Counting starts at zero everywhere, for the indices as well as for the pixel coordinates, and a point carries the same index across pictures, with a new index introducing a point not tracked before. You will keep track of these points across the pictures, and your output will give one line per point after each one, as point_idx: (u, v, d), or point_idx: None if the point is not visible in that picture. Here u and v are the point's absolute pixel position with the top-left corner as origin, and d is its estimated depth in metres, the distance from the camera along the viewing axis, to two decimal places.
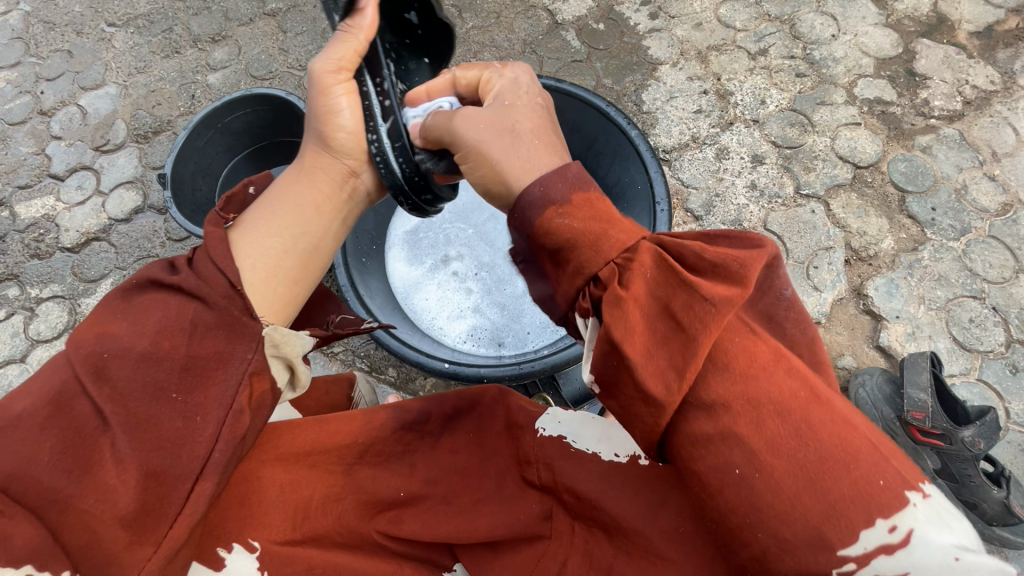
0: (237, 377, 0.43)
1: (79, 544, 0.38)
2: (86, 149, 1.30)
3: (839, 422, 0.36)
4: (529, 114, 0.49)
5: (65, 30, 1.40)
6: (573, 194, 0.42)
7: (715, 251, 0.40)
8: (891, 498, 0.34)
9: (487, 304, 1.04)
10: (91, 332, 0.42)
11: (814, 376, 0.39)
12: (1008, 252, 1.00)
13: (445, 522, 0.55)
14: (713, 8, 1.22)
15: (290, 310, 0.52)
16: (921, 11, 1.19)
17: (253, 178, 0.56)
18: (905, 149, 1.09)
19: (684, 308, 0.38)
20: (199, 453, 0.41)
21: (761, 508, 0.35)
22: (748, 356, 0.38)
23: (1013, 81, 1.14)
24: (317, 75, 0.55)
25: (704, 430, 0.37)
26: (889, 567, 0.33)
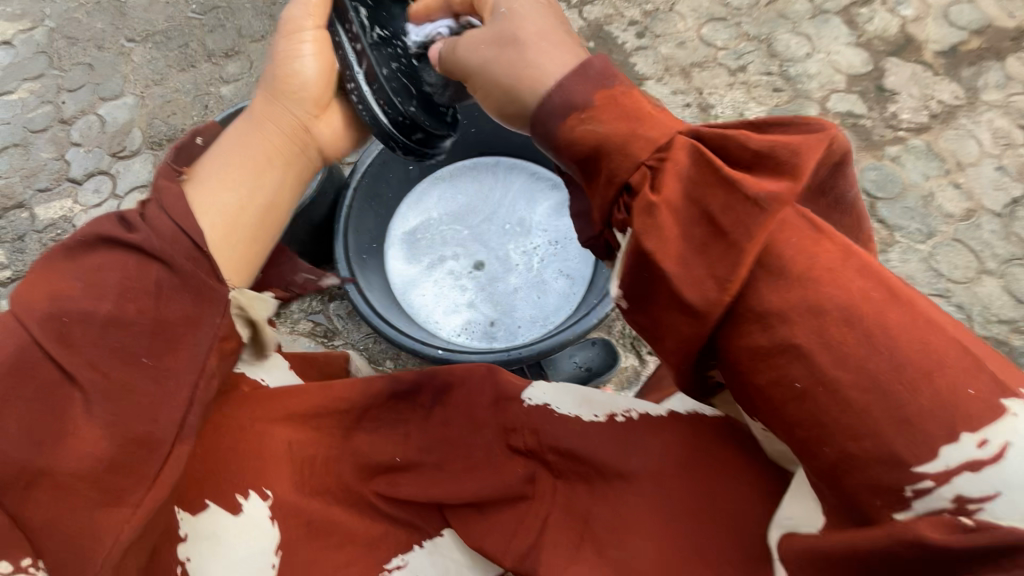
0: (207, 342, 0.48)
1: (46, 516, 0.40)
2: (104, 155, 1.38)
3: (920, 322, 0.34)
4: (524, 20, 0.49)
5: (87, 45, 1.48)
6: (596, 94, 0.43)
7: (761, 140, 0.39)
8: (980, 411, 0.32)
9: (481, 300, 1.10)
10: (41, 296, 0.43)
11: (891, 273, 0.36)
12: (972, 254, 1.07)
13: (432, 487, 0.60)
14: (695, 28, 1.30)
15: (254, 260, 0.55)
16: (889, 32, 1.28)
17: (201, 129, 0.58)
18: (875, 159, 1.16)
19: (723, 209, 0.37)
20: (174, 417, 0.45)
21: (829, 424, 0.34)
22: (807, 255, 0.35)
23: (976, 97, 1.21)
24: (286, 29, 0.61)
25: (760, 344, 0.36)
26: (974, 486, 0.32)
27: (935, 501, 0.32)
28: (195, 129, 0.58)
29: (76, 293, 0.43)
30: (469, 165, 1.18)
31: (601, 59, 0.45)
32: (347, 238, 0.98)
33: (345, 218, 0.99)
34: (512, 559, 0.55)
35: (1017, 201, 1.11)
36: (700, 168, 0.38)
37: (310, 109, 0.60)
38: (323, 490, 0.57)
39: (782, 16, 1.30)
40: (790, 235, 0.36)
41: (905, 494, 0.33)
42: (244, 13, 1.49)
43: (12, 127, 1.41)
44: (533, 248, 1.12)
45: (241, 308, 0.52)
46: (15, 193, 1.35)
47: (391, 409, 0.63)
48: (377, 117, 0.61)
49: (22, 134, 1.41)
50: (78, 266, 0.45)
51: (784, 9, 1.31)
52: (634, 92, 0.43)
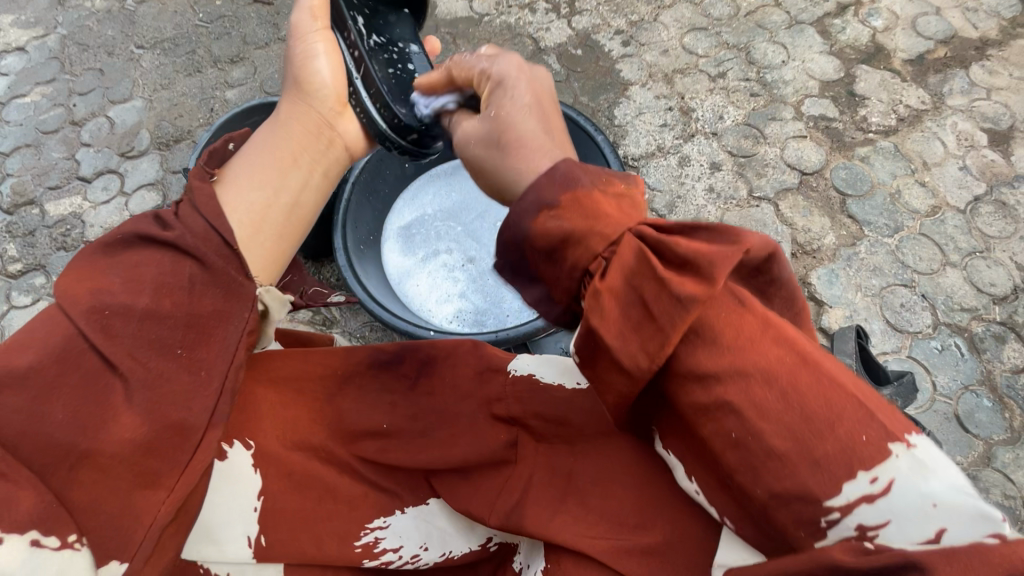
0: (236, 336, 0.51)
1: (91, 496, 0.43)
2: (113, 154, 1.44)
3: (829, 383, 0.35)
4: (518, 104, 0.49)
5: (98, 51, 1.55)
6: (562, 194, 0.42)
7: (688, 245, 0.39)
8: (872, 451, 0.33)
9: (473, 291, 1.15)
10: (83, 289, 0.46)
11: (803, 338, 0.38)
12: (937, 247, 1.14)
13: (421, 451, 0.63)
14: (678, 37, 1.38)
15: (279, 263, 0.57)
16: (860, 41, 1.35)
17: (233, 136, 0.60)
18: (846, 159, 1.23)
19: (655, 299, 0.38)
20: (207, 407, 0.48)
21: (755, 466, 0.36)
22: (734, 328, 0.37)
23: (941, 102, 1.28)
24: (298, 29, 0.65)
25: (699, 401, 0.38)
26: (872, 516, 0.33)
27: (842, 531, 0.34)
28: (226, 136, 0.60)
29: (116, 289, 0.46)
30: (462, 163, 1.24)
31: (568, 162, 0.44)
32: (346, 231, 1.04)
33: (346, 210, 1.05)
34: (499, 517, 0.58)
35: (979, 198, 1.18)
36: (640, 262, 0.39)
37: (332, 107, 0.63)
38: (305, 446, 0.62)
39: (760, 27, 1.38)
40: (718, 312, 0.38)
41: (819, 525, 0.34)
42: (249, 22, 1.56)
43: (25, 128, 1.48)
44: None
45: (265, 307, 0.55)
46: (27, 190, 1.41)
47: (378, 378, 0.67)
48: (380, 126, 0.65)
49: (34, 135, 1.47)
50: (116, 262, 0.48)
51: (762, 19, 1.39)
52: (597, 191, 0.42)
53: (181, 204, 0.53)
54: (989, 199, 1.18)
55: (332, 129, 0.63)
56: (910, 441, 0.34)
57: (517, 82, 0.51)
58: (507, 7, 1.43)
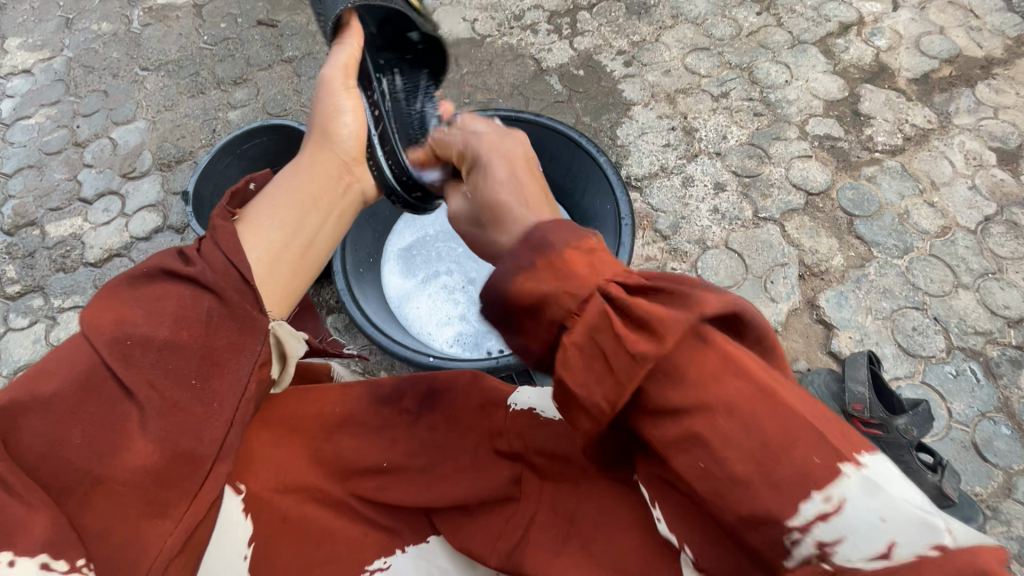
0: (249, 367, 0.49)
1: (99, 525, 0.41)
2: (115, 175, 1.44)
3: (785, 410, 0.33)
4: (493, 178, 0.50)
5: (103, 74, 1.56)
6: (538, 259, 0.40)
7: (642, 305, 0.36)
8: (821, 473, 0.32)
9: (473, 313, 1.13)
10: (108, 319, 0.44)
11: (760, 364, 0.35)
12: (948, 268, 1.11)
13: (422, 488, 0.60)
14: (680, 57, 1.37)
15: (290, 301, 0.56)
16: (864, 60, 1.34)
17: (255, 175, 0.59)
18: (852, 178, 1.21)
19: (614, 352, 0.36)
20: (218, 437, 0.47)
21: (722, 492, 0.33)
22: (696, 363, 0.34)
23: (948, 121, 1.27)
24: (326, 80, 0.66)
25: (670, 434, 0.35)
26: (828, 532, 0.31)
27: (803, 550, 0.32)
28: (248, 175, 0.58)
29: (139, 318, 0.44)
30: None
31: (546, 228, 0.42)
32: (345, 252, 1.01)
33: (347, 232, 1.03)
34: (499, 556, 0.54)
35: (990, 219, 1.16)
36: (602, 320, 0.36)
37: (353, 157, 0.63)
38: (299, 487, 0.58)
39: (762, 47, 1.38)
40: (680, 353, 0.35)
41: (782, 545, 0.33)
42: (253, 44, 1.57)
43: (29, 149, 1.48)
44: None
45: (277, 340, 0.53)
46: (28, 212, 1.41)
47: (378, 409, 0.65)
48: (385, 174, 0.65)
49: (38, 156, 1.47)
50: (141, 292, 0.46)
51: (764, 39, 1.39)
52: (568, 250, 0.39)
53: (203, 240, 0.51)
54: (1000, 219, 1.16)
55: (350, 172, 0.63)
56: (860, 461, 0.33)
57: (492, 160, 0.52)
58: (509, 29, 1.44)
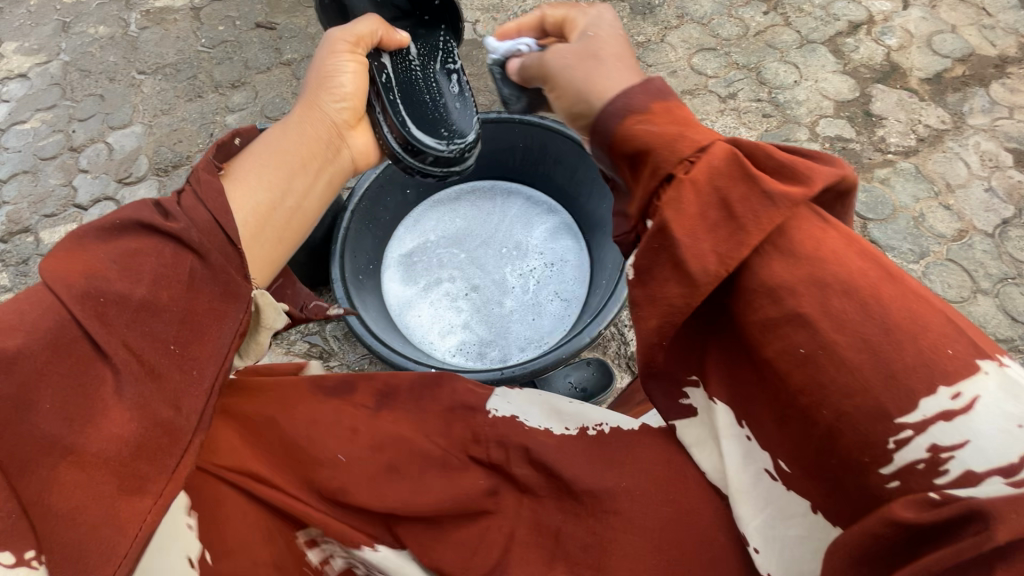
0: (231, 335, 0.47)
1: (69, 503, 0.38)
2: (111, 180, 1.41)
3: (913, 297, 0.39)
4: (611, 32, 0.57)
5: (99, 77, 1.54)
6: (653, 103, 0.48)
7: (784, 157, 0.43)
8: (959, 366, 0.36)
9: (476, 321, 1.10)
10: (75, 272, 0.41)
11: (891, 260, 0.41)
12: (966, 274, 1.10)
13: (417, 493, 0.56)
14: (686, 58, 1.34)
15: (273, 269, 0.56)
16: (875, 60, 1.31)
17: (241, 130, 0.59)
18: (865, 181, 1.18)
19: (741, 199, 0.41)
20: (197, 407, 0.44)
21: (823, 385, 0.39)
22: (815, 241, 0.40)
23: (962, 121, 1.24)
24: (331, 42, 0.67)
25: (771, 316, 0.40)
26: (948, 435, 0.36)
27: (913, 452, 0.37)
28: (235, 130, 0.58)
29: (112, 273, 0.42)
30: (466, 189, 1.22)
31: (661, 78, 0.50)
32: (344, 260, 0.98)
33: (345, 240, 1.00)
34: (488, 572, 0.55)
35: (1008, 221, 1.14)
36: (725, 163, 0.43)
37: (348, 120, 0.66)
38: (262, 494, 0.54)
39: (770, 46, 1.35)
40: (802, 226, 0.41)
41: (887, 447, 0.37)
42: (251, 47, 1.54)
43: (23, 155, 1.46)
44: (530, 270, 1.13)
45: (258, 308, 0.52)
46: (22, 218, 1.38)
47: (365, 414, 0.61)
48: (394, 150, 0.70)
49: (33, 162, 1.45)
50: (112, 245, 0.44)
51: (772, 39, 1.35)
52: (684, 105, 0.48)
53: (181, 194, 0.50)
54: (1018, 222, 1.14)
55: (343, 141, 0.65)
56: (1000, 364, 0.37)
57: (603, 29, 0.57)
58: None
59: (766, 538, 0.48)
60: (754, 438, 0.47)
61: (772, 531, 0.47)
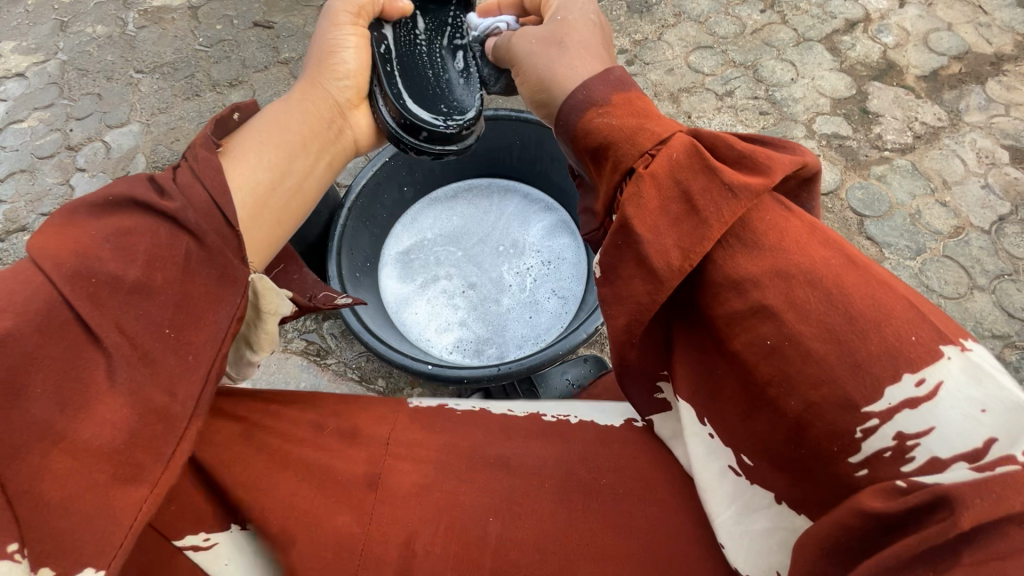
0: (228, 318, 0.47)
1: (64, 491, 0.37)
2: (108, 179, 1.41)
3: (874, 283, 0.39)
4: (585, 19, 0.57)
5: (97, 77, 1.54)
6: (614, 95, 0.49)
7: (746, 145, 0.44)
8: (924, 353, 0.36)
9: (473, 319, 1.10)
10: (66, 251, 0.41)
11: (854, 247, 0.42)
12: (963, 270, 1.10)
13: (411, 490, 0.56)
14: (683, 56, 1.34)
15: (272, 248, 0.56)
16: (872, 57, 1.31)
17: (240, 104, 0.58)
18: (862, 178, 1.19)
19: (702, 192, 0.42)
20: (193, 393, 0.44)
21: (789, 376, 0.39)
22: (779, 231, 0.41)
23: (959, 119, 1.24)
24: (332, 17, 0.67)
25: (737, 308, 0.41)
26: (913, 423, 0.36)
27: (880, 441, 0.37)
28: (233, 104, 0.57)
29: (106, 254, 0.42)
30: (464, 186, 1.22)
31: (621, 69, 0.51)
32: (341, 258, 0.98)
33: (343, 238, 1.00)
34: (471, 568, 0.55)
35: (1004, 218, 1.14)
36: (685, 156, 0.44)
37: (349, 99, 0.66)
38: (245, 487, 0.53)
39: (767, 44, 1.35)
40: (764, 215, 0.42)
41: (855, 437, 0.38)
42: (248, 46, 1.54)
43: (21, 154, 1.45)
44: (527, 269, 1.13)
45: (256, 293, 0.52)
46: (19, 217, 1.38)
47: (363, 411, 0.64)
48: (388, 124, 0.68)
49: (30, 160, 1.44)
50: (104, 224, 0.44)
51: (768, 37, 1.36)
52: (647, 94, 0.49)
53: (178, 169, 0.49)
54: (1015, 218, 1.14)
55: (343, 120, 0.66)
56: (964, 347, 0.37)
57: (577, 12, 0.58)
58: None
59: (730, 535, 0.49)
60: (716, 434, 0.48)
61: (738, 529, 0.49)
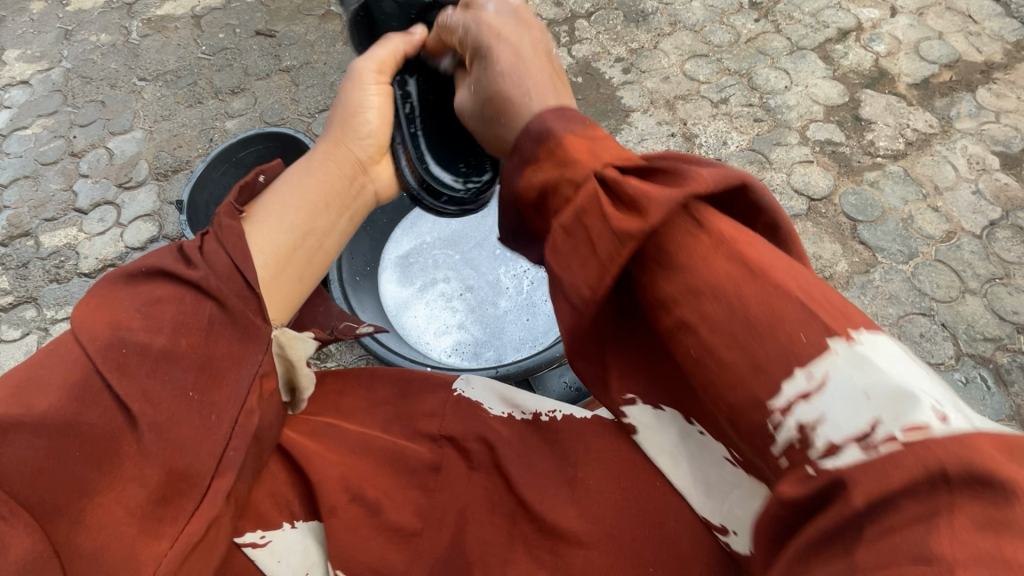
0: (248, 378, 0.49)
1: (98, 543, 0.40)
2: (110, 185, 1.43)
3: (774, 287, 0.37)
4: (494, 70, 0.54)
5: (100, 84, 1.56)
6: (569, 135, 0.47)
7: (634, 185, 0.41)
8: (809, 350, 0.35)
9: (471, 322, 1.11)
10: (102, 325, 0.44)
11: (758, 250, 0.38)
12: (954, 274, 1.12)
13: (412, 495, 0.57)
14: (679, 64, 1.37)
15: (290, 309, 0.57)
16: (864, 66, 1.34)
17: (265, 167, 0.61)
18: (855, 184, 1.21)
19: (599, 235, 0.41)
20: (215, 452, 0.46)
21: (710, 381, 0.38)
22: (682, 243, 0.39)
23: (950, 125, 1.26)
24: (357, 71, 0.65)
25: (666, 325, 0.40)
26: (808, 414, 0.35)
27: (786, 432, 0.36)
28: (259, 168, 0.60)
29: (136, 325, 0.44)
30: None
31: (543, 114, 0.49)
32: (342, 263, 1.01)
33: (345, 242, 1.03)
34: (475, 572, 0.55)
35: (994, 223, 1.16)
36: (589, 201, 0.42)
37: (371, 155, 0.65)
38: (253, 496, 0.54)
39: (760, 53, 1.37)
40: (669, 233, 0.39)
41: (767, 431, 0.37)
42: (251, 55, 1.57)
43: (24, 160, 1.47)
44: (523, 271, 1.14)
45: (281, 346, 0.54)
46: (23, 223, 1.40)
47: (371, 400, 0.64)
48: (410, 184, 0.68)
49: (34, 167, 1.46)
50: (137, 295, 0.46)
51: (763, 45, 1.38)
52: (569, 135, 0.46)
53: (205, 240, 0.51)
54: (1005, 223, 1.16)
55: (364, 174, 0.65)
56: (853, 336, 0.35)
57: (492, 68, 0.54)
58: None
59: (739, 522, 0.49)
60: (706, 433, 0.47)
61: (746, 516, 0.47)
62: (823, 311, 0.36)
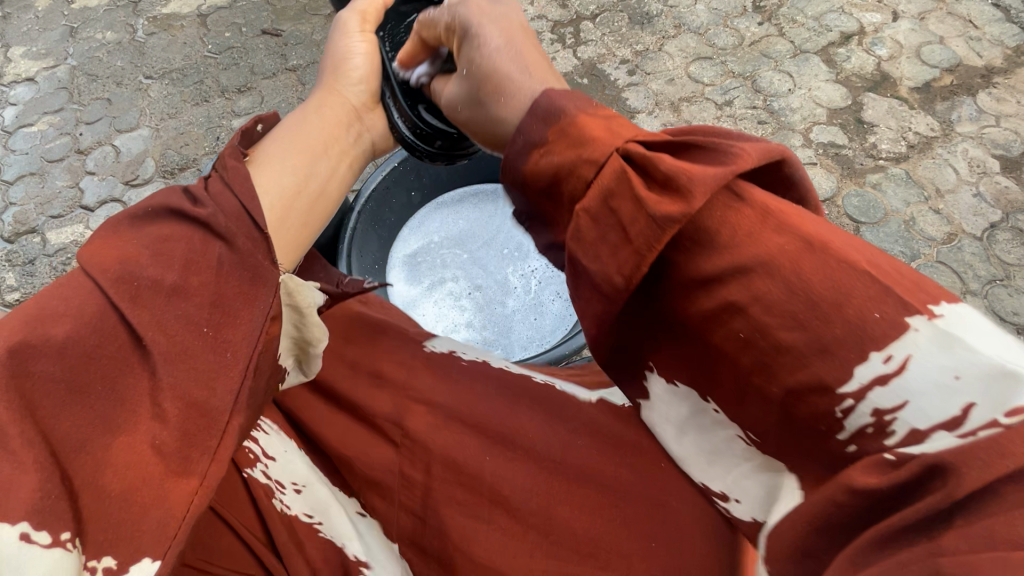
0: (260, 320, 0.45)
1: (123, 484, 0.37)
2: (117, 183, 1.43)
3: (838, 264, 0.35)
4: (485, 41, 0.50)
5: (106, 82, 1.56)
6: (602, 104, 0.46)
7: (671, 162, 0.38)
8: (887, 330, 0.33)
9: (479, 321, 1.13)
10: (110, 260, 0.42)
11: (815, 223, 0.37)
12: (955, 275, 1.13)
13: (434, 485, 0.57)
14: (683, 67, 1.38)
15: (298, 250, 0.57)
16: (866, 69, 1.35)
17: (262, 117, 0.60)
18: (858, 186, 1.22)
19: (632, 220, 0.39)
20: (232, 389, 0.42)
21: (767, 366, 0.37)
22: (731, 223, 0.37)
23: (951, 129, 1.27)
24: (342, 23, 0.69)
25: (707, 308, 0.38)
26: (888, 399, 0.34)
27: (859, 420, 0.35)
28: (256, 117, 0.60)
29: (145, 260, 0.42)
30: (469, 192, 1.22)
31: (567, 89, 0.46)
32: (350, 258, 0.99)
33: (352, 238, 1.01)
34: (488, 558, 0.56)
35: (995, 225, 1.18)
36: (617, 179, 0.40)
37: (366, 103, 0.67)
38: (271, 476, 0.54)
39: (764, 56, 1.38)
40: (712, 211, 0.37)
41: (835, 417, 0.36)
42: (257, 53, 1.57)
43: (30, 157, 1.47)
44: (531, 271, 1.16)
45: (287, 291, 0.50)
46: (28, 219, 1.40)
47: None
48: (404, 134, 0.67)
49: (40, 163, 1.46)
50: (145, 234, 0.45)
51: (767, 48, 1.39)
52: (583, 115, 0.43)
53: (210, 179, 0.50)
54: (1007, 225, 1.18)
55: (360, 121, 0.66)
56: (934, 313, 0.34)
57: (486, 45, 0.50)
58: None
59: (741, 489, 0.47)
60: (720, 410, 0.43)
61: (750, 479, 0.45)
62: (895, 286, 0.34)
